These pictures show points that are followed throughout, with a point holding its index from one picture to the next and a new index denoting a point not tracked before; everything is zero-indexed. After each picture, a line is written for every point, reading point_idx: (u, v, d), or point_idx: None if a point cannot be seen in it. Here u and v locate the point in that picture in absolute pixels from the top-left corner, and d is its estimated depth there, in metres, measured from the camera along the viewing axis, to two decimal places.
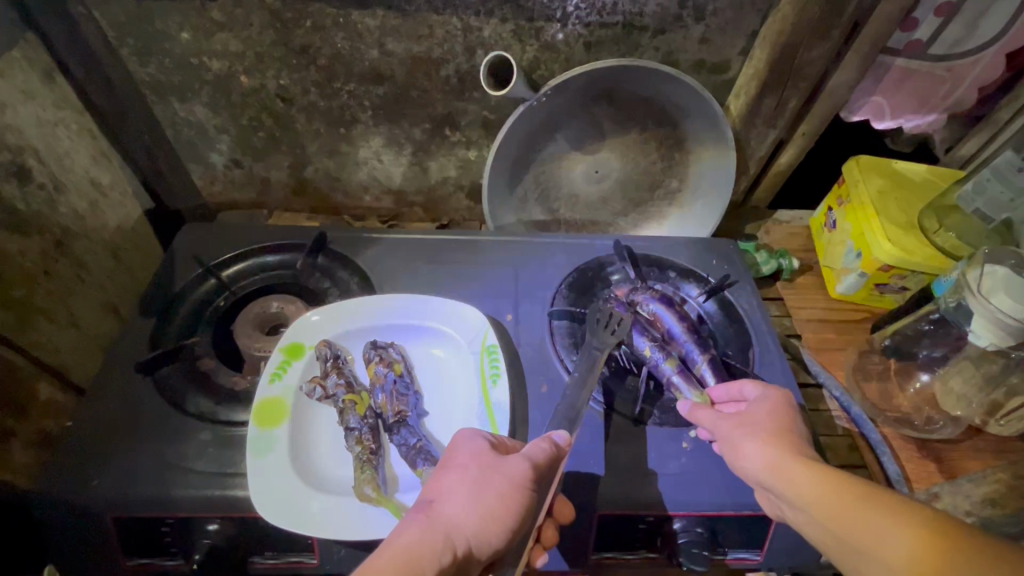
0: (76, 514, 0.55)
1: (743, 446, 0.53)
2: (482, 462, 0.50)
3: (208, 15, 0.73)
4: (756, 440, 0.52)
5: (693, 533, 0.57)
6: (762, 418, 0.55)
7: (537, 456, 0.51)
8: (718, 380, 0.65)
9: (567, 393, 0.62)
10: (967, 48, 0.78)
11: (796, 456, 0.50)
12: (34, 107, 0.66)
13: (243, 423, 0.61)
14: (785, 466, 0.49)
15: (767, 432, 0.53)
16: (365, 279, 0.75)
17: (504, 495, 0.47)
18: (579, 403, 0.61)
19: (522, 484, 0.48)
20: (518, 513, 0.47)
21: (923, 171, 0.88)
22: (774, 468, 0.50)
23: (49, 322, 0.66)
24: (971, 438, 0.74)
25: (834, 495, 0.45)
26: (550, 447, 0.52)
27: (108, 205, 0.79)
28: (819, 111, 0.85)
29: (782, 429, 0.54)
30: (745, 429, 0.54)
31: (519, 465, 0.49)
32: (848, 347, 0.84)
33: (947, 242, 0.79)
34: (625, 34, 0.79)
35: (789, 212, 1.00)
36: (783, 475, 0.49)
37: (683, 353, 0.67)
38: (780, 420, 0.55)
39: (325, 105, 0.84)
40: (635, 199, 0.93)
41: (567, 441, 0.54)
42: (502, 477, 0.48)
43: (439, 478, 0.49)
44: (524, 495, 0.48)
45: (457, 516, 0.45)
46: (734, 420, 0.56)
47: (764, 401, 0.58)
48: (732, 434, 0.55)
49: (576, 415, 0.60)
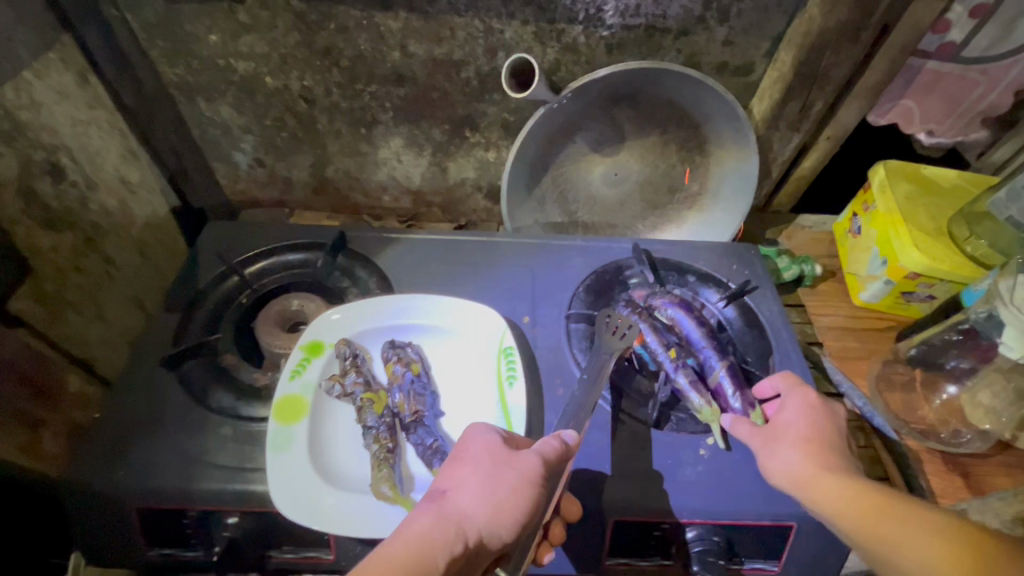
0: (101, 504, 0.56)
1: (770, 466, 0.55)
2: (496, 457, 0.50)
3: (235, 17, 0.75)
4: (782, 459, 0.54)
5: (709, 542, 0.57)
6: (789, 431, 0.56)
7: (548, 453, 0.51)
8: (736, 392, 0.63)
9: (576, 394, 0.62)
10: (1002, 50, 0.76)
11: (820, 471, 0.51)
12: (69, 107, 0.68)
13: (263, 419, 0.62)
14: (810, 482, 0.51)
15: (793, 447, 0.54)
16: (384, 279, 0.76)
17: (517, 490, 0.47)
18: (588, 403, 0.61)
19: (534, 480, 0.48)
20: (529, 508, 0.47)
21: (955, 177, 0.86)
22: (801, 486, 0.51)
23: (79, 316, 0.68)
24: (1000, 453, 0.72)
25: (862, 516, 0.47)
26: (561, 445, 0.52)
27: (137, 202, 0.80)
28: (845, 115, 0.83)
29: (809, 439, 0.55)
30: (771, 447, 0.56)
31: (531, 460, 0.49)
32: (872, 355, 0.82)
33: (977, 251, 0.77)
34: (647, 36, 0.78)
35: (812, 217, 0.99)
36: (808, 491, 0.51)
37: (693, 368, 0.65)
38: (814, 427, 0.56)
39: (347, 106, 0.85)
40: (655, 202, 0.93)
41: (576, 440, 0.53)
42: (515, 472, 0.48)
43: (452, 469, 0.49)
44: (535, 491, 0.48)
45: (468, 507, 0.46)
46: (758, 437, 0.58)
47: (789, 408, 0.59)
48: (760, 454, 0.56)
49: (585, 416, 0.60)
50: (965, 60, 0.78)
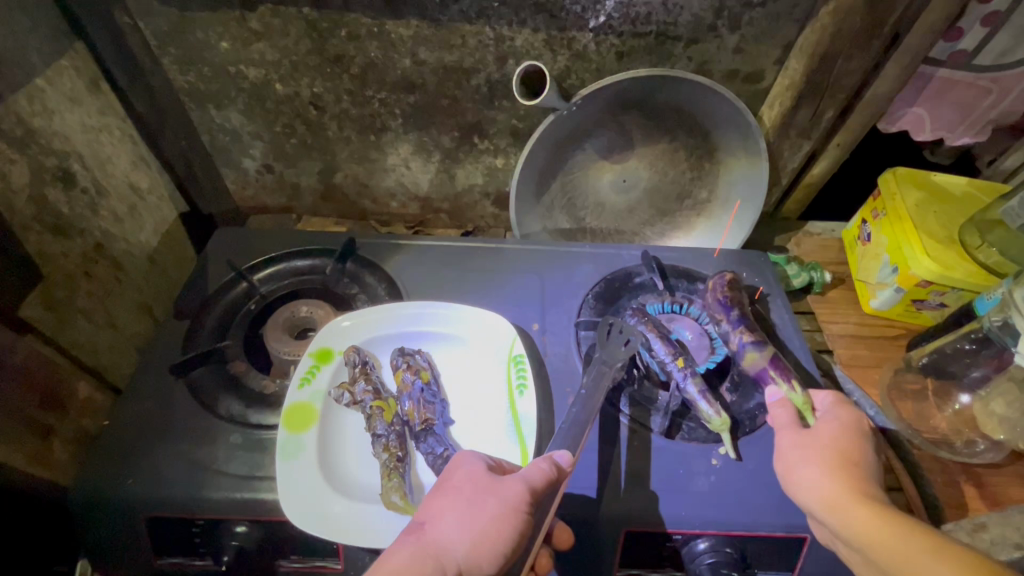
0: (112, 510, 0.56)
1: (799, 469, 0.53)
2: (477, 486, 0.49)
3: (246, 25, 0.75)
4: (817, 465, 0.52)
5: (722, 553, 0.56)
6: (829, 441, 0.54)
7: (536, 479, 0.50)
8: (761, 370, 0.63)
9: (572, 408, 0.61)
10: (1015, 58, 0.75)
11: (856, 492, 0.49)
12: (80, 114, 0.68)
13: (272, 426, 0.62)
14: (842, 499, 0.49)
15: (829, 458, 0.52)
16: (393, 286, 0.75)
17: (499, 519, 0.46)
18: (579, 417, 0.60)
19: (517, 507, 0.47)
20: (512, 539, 0.46)
21: (964, 185, 0.86)
22: (831, 500, 0.49)
23: (88, 322, 0.68)
24: (1015, 463, 0.71)
25: (890, 538, 0.45)
26: (550, 468, 0.51)
27: (145, 209, 0.80)
28: (855, 123, 0.82)
29: (848, 455, 0.53)
30: (805, 452, 0.54)
31: (516, 486, 0.48)
32: (882, 364, 0.82)
33: (989, 259, 0.75)
34: (657, 44, 0.78)
35: (821, 224, 0.98)
36: (836, 505, 0.49)
37: (702, 377, 0.66)
38: (844, 447, 0.53)
39: (356, 112, 0.85)
40: (663, 209, 0.93)
41: (569, 462, 0.52)
42: (496, 501, 0.47)
43: (434, 498, 0.49)
44: (518, 518, 0.47)
45: (448, 539, 0.46)
46: (795, 437, 0.56)
47: (834, 420, 0.57)
48: (791, 455, 0.55)
49: (581, 435, 0.58)
50: (978, 67, 0.77)
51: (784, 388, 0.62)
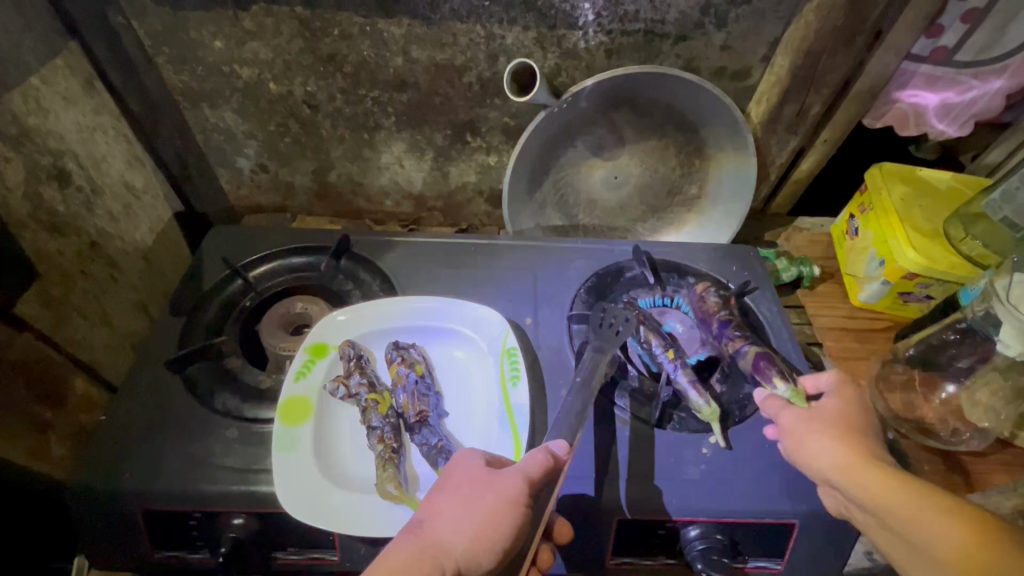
0: (108, 503, 0.57)
1: (808, 440, 0.54)
2: (477, 481, 0.50)
3: (240, 24, 0.76)
4: (825, 434, 0.54)
5: (712, 539, 0.57)
6: (833, 415, 0.56)
7: (534, 470, 0.50)
8: (755, 355, 0.65)
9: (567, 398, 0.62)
10: (994, 54, 0.77)
11: (863, 456, 0.51)
12: (75, 113, 0.69)
13: (268, 420, 0.63)
14: (853, 464, 0.50)
15: (836, 428, 0.54)
16: (387, 282, 0.76)
17: (496, 515, 0.47)
18: (574, 406, 0.60)
19: (516, 501, 0.48)
20: (509, 533, 0.47)
21: (949, 179, 0.87)
22: (843, 467, 0.51)
23: (84, 320, 0.68)
24: (999, 450, 0.74)
25: (897, 490, 0.47)
26: (548, 458, 0.51)
27: (141, 208, 0.81)
28: (841, 120, 0.84)
29: (850, 426, 0.55)
30: (812, 425, 0.55)
31: (513, 480, 0.49)
32: (870, 356, 0.83)
33: (972, 250, 0.77)
34: (646, 42, 0.80)
35: (810, 219, 0.99)
36: (847, 470, 0.50)
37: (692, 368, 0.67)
38: (848, 418, 0.56)
39: (350, 111, 0.86)
40: (654, 205, 0.94)
41: (566, 451, 0.53)
42: (495, 495, 0.48)
43: (433, 498, 0.50)
44: (516, 512, 0.48)
45: (448, 539, 0.46)
46: (800, 414, 0.57)
47: (836, 397, 0.59)
48: (799, 429, 0.56)
49: (577, 424, 0.59)
50: (959, 63, 0.79)
51: (769, 388, 0.62)
